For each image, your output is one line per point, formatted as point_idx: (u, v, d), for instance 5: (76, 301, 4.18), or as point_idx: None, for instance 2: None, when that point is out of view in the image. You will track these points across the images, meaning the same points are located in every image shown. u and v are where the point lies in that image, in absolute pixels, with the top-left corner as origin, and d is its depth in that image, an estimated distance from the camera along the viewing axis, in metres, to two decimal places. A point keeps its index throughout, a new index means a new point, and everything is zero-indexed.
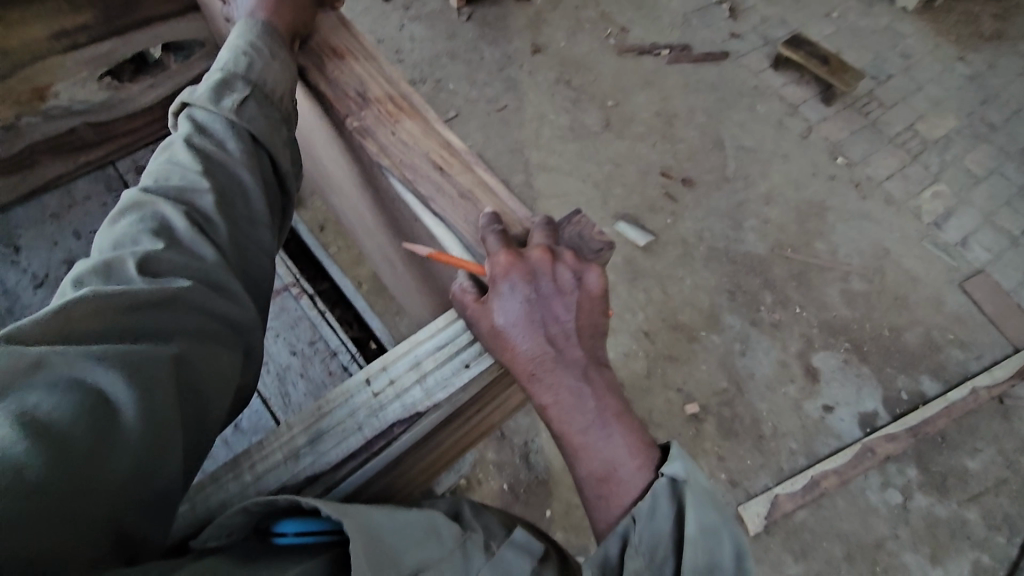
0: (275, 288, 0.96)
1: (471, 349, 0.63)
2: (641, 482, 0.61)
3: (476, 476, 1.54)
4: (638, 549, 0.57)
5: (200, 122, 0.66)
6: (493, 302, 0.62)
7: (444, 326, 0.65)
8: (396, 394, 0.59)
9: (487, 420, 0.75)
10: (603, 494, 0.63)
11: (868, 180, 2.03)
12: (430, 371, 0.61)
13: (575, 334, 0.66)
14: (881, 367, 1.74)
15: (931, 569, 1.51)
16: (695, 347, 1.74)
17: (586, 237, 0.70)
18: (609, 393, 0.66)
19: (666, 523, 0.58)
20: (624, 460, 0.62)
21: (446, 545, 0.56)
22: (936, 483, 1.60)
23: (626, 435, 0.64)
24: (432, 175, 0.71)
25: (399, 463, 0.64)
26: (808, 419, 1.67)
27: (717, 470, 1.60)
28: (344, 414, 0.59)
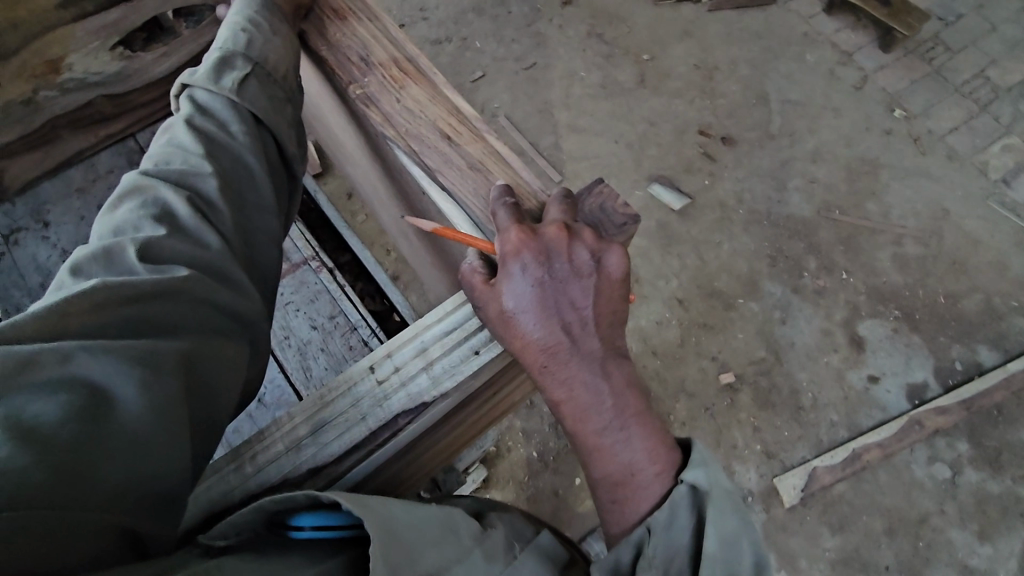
0: (294, 262, 0.95)
1: (479, 335, 0.62)
2: (660, 489, 0.58)
3: (505, 443, 1.54)
4: (653, 562, 0.53)
5: (201, 102, 0.64)
6: (503, 284, 0.59)
7: (453, 310, 0.64)
8: (401, 381, 0.59)
9: (499, 406, 0.73)
10: (620, 499, 0.59)
11: (928, 135, 1.87)
12: (438, 358, 0.60)
13: (592, 322, 0.61)
14: (934, 336, 1.64)
15: (979, 546, 1.45)
16: (731, 315, 1.68)
17: (608, 211, 0.66)
18: (631, 387, 0.62)
19: (685, 534, 0.55)
20: (644, 464, 0.59)
21: (462, 543, 0.55)
22: (989, 458, 1.52)
23: (646, 437, 0.60)
24: (440, 146, 0.67)
25: (407, 453, 0.64)
26: (851, 390, 1.60)
27: (752, 441, 1.55)
28: (347, 404, 0.59)
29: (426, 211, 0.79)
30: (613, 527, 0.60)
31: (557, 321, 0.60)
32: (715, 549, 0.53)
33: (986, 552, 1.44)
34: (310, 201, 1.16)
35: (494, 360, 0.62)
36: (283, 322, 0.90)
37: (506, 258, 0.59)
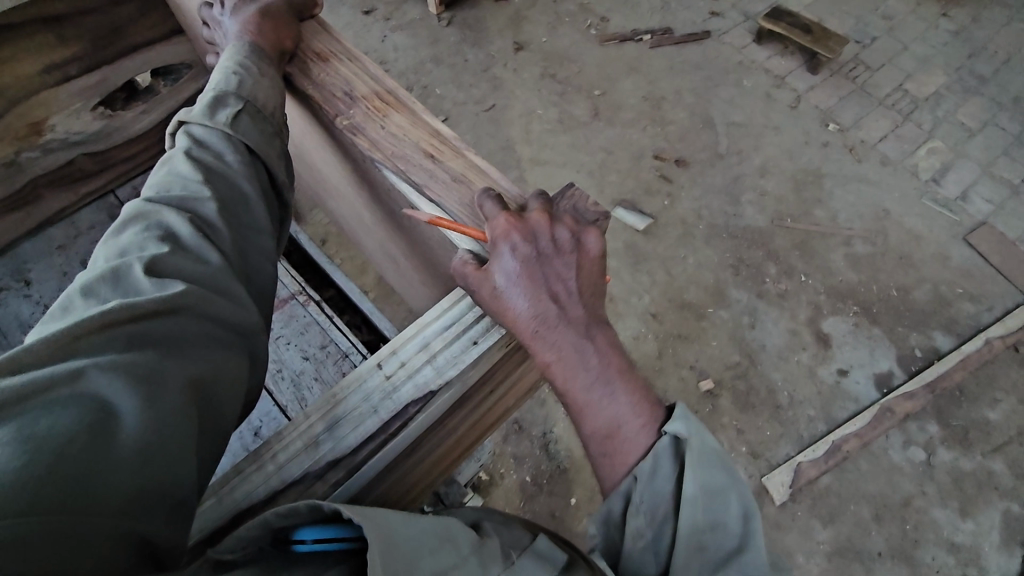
0: (282, 297, 0.98)
1: (476, 327, 0.66)
2: (646, 440, 0.62)
3: (498, 471, 1.55)
4: (639, 508, 0.59)
5: (198, 136, 0.68)
6: (493, 266, 0.64)
7: (450, 307, 0.68)
8: (408, 374, 0.63)
9: (496, 406, 0.77)
10: (607, 450, 0.64)
11: (861, 144, 2.03)
12: (439, 350, 0.64)
13: (577, 293, 0.67)
14: (892, 327, 1.74)
15: (962, 524, 1.50)
16: (704, 324, 1.75)
17: (581, 208, 0.73)
18: (613, 350, 0.68)
19: (667, 484, 0.60)
20: (629, 418, 0.64)
21: (461, 552, 0.53)
22: (959, 437, 1.59)
23: (630, 393, 0.65)
24: (424, 163, 0.74)
25: (412, 452, 0.67)
26: (823, 385, 1.67)
27: (737, 443, 1.60)
28: (358, 399, 0.62)
29: (411, 231, 0.84)
30: (606, 479, 0.64)
31: (547, 293, 0.65)
32: (693, 493, 0.58)
33: (969, 528, 1.49)
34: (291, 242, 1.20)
35: (491, 348, 0.66)
36: (275, 355, 0.92)
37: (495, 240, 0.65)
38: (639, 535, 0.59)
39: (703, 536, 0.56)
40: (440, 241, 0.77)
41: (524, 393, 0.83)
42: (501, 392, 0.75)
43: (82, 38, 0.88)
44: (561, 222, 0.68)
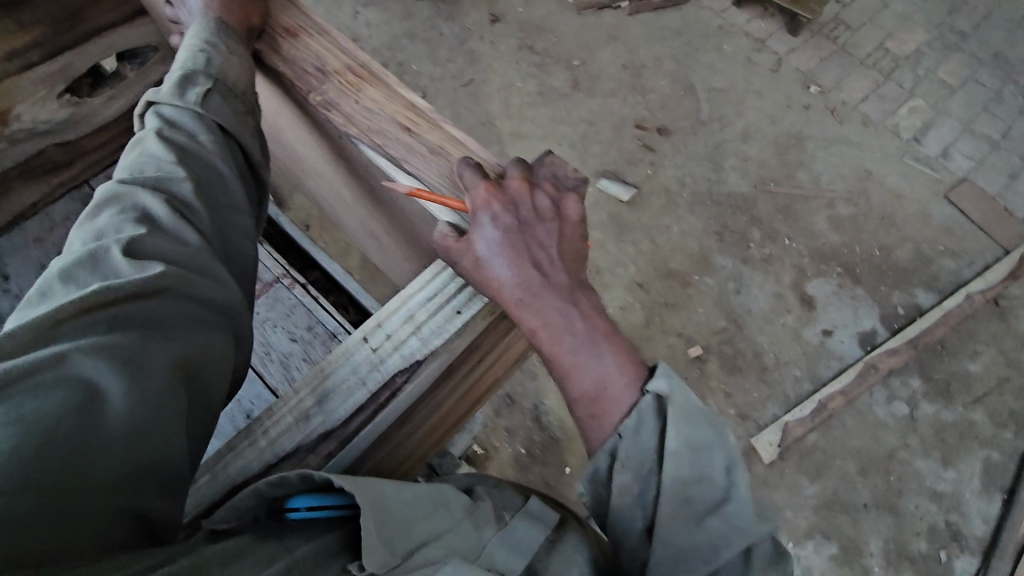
0: (266, 280, 0.98)
1: (460, 296, 0.67)
2: (631, 397, 0.63)
3: (492, 444, 1.57)
4: (625, 464, 0.61)
5: (168, 117, 0.67)
6: (474, 236, 0.65)
7: (433, 278, 0.67)
8: (394, 346, 0.63)
9: (485, 377, 0.78)
10: (594, 410, 0.64)
11: (842, 105, 2.03)
12: (424, 322, 0.65)
13: (559, 259, 0.68)
14: (875, 286, 1.76)
15: (944, 473, 1.54)
16: (690, 291, 1.77)
17: (561, 174, 0.73)
18: (597, 313, 0.68)
19: (651, 440, 0.60)
20: (614, 377, 0.64)
21: (455, 514, 0.56)
22: (940, 390, 1.63)
23: (614, 354, 0.66)
24: (401, 137, 0.73)
25: (404, 423, 0.68)
26: (809, 346, 1.69)
27: (725, 405, 1.63)
28: (346, 373, 0.62)
29: (392, 206, 0.83)
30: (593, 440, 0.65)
31: (528, 260, 0.66)
32: (676, 447, 0.58)
33: (951, 477, 1.54)
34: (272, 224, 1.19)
35: (476, 317, 0.67)
36: (262, 338, 0.92)
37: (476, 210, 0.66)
38: (626, 490, 0.60)
39: (687, 488, 0.58)
40: (420, 214, 0.76)
41: (512, 363, 0.83)
42: (489, 362, 0.76)
43: (42, 22, 0.84)
44: (539, 189, 0.69)
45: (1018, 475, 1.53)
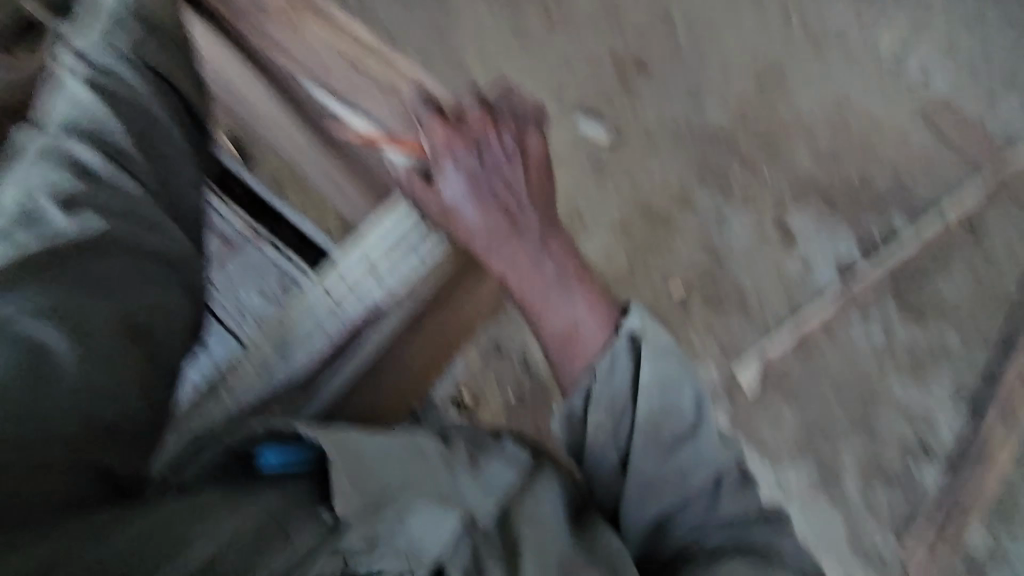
0: (237, 242, 1.00)
1: (419, 243, 0.85)
2: (603, 337, 0.79)
3: (483, 392, 1.60)
4: (600, 402, 0.77)
5: (64, 161, 0.81)
6: (443, 179, 0.83)
7: (395, 223, 0.85)
8: (355, 291, 0.83)
9: (435, 320, 0.92)
10: (574, 351, 0.81)
11: (820, 31, 1.95)
12: (387, 274, 0.84)
13: (525, 203, 0.85)
14: (854, 217, 1.77)
15: (917, 393, 1.60)
16: (672, 232, 1.77)
17: (518, 109, 0.87)
18: (571, 266, 0.85)
19: (626, 384, 0.77)
20: (587, 321, 0.81)
21: (431, 460, 0.68)
22: (916, 314, 1.67)
23: (586, 300, 0.82)
24: (395, 110, 0.88)
25: (375, 361, 0.86)
26: (789, 280, 1.71)
27: (708, 342, 1.66)
28: (313, 319, 0.83)
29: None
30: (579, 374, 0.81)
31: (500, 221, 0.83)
32: (651, 385, 0.75)
33: (923, 398, 1.60)
34: (226, 177, 1.07)
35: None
36: (236, 303, 0.95)
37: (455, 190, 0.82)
38: (606, 426, 0.77)
39: (659, 420, 0.75)
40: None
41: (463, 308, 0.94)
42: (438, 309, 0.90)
43: None
44: (501, 130, 0.86)
45: (989, 392, 1.58)
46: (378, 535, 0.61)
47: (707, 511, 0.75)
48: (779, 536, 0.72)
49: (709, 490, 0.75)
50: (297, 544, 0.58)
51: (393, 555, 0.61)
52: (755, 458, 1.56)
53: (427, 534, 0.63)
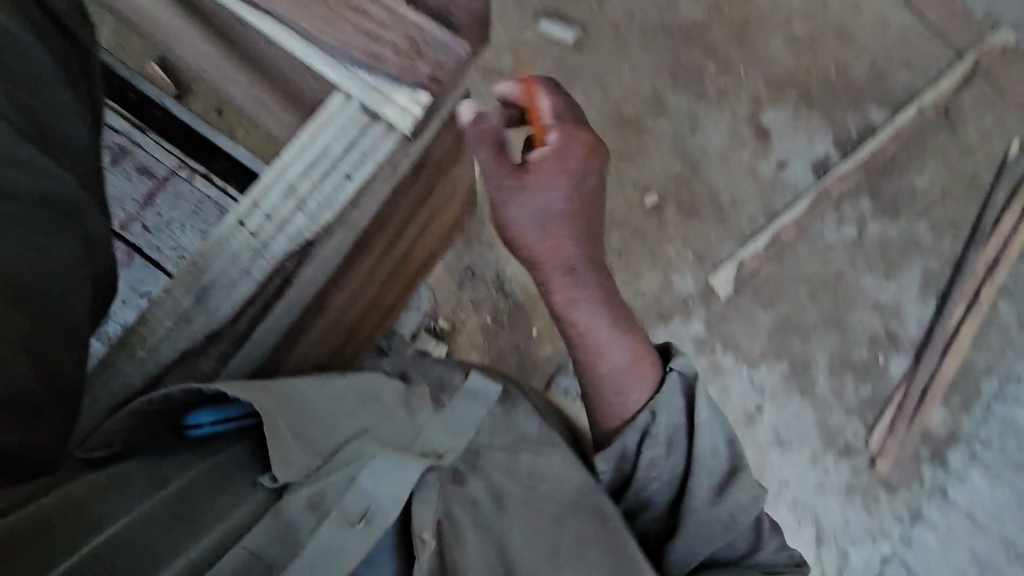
0: (162, 175, 0.92)
1: (346, 160, 0.63)
2: (654, 380, 0.85)
3: (459, 318, 1.57)
4: (657, 440, 0.81)
5: None
6: (522, 193, 0.80)
7: (310, 140, 0.62)
8: (277, 227, 0.62)
9: (394, 252, 0.81)
10: (607, 382, 0.87)
11: None
12: (308, 195, 0.62)
13: (586, 243, 0.86)
14: (830, 110, 1.70)
15: (887, 285, 1.62)
16: (645, 138, 1.67)
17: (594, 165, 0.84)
18: (617, 309, 0.89)
19: (678, 414, 0.82)
20: (632, 360, 0.86)
21: (389, 406, 0.66)
22: (887, 207, 1.66)
23: (631, 341, 0.87)
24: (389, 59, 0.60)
25: (322, 307, 0.71)
26: (764, 180, 1.67)
27: (684, 250, 1.61)
28: (226, 263, 0.62)
29: (263, 67, 0.69)
30: (598, 399, 0.89)
31: (578, 254, 0.85)
32: (707, 421, 0.80)
33: (892, 289, 1.62)
34: (152, 109, 1.02)
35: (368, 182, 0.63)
36: (172, 241, 0.89)
37: (552, 202, 0.81)
38: (657, 454, 0.80)
39: (710, 466, 0.79)
40: (304, 71, 0.64)
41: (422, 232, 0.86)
42: (395, 236, 0.77)
43: None
44: (584, 170, 0.82)
45: (953, 279, 1.61)
46: (325, 492, 0.54)
47: (747, 554, 0.78)
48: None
49: (749, 533, 0.79)
50: (229, 512, 0.54)
51: (343, 515, 0.51)
52: (729, 358, 1.56)
53: (379, 491, 0.53)
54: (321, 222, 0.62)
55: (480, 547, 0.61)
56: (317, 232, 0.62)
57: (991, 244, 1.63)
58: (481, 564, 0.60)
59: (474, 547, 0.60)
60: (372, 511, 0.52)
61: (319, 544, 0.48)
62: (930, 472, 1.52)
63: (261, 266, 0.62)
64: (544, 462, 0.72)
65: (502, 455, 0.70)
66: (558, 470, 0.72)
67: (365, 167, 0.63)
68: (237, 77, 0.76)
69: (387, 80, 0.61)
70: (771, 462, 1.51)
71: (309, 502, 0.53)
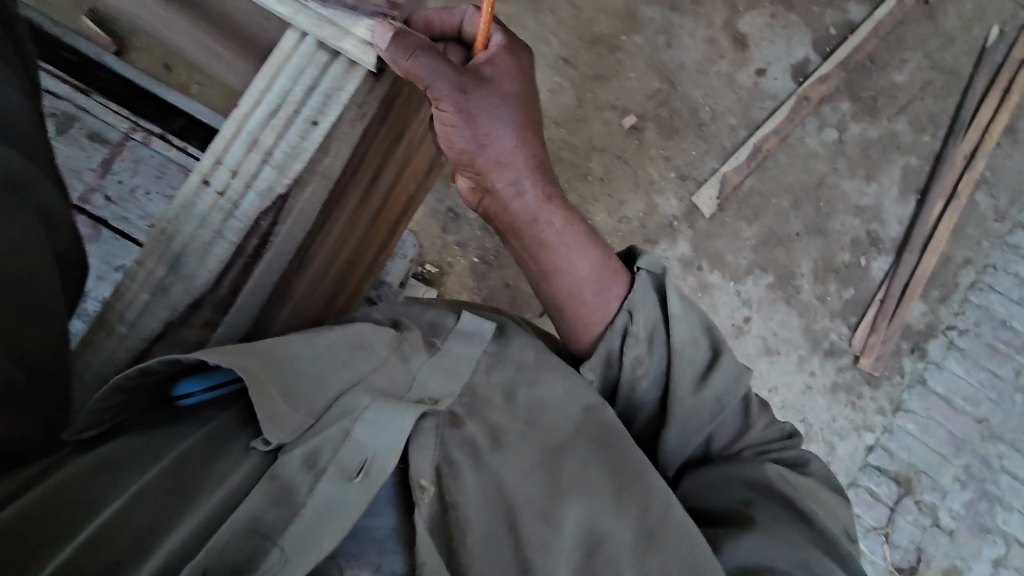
0: (115, 141, 0.86)
1: (309, 103, 0.56)
2: (621, 291, 0.76)
3: (446, 261, 1.56)
4: (637, 338, 0.74)
5: None
6: (466, 123, 0.67)
7: (266, 85, 0.56)
8: (246, 184, 0.57)
9: (374, 197, 0.74)
10: (587, 289, 0.76)
11: None
12: (273, 145, 0.56)
13: (533, 157, 0.74)
14: (808, 10, 1.64)
15: (868, 188, 1.62)
16: (619, 57, 1.59)
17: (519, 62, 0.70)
18: (573, 218, 0.78)
19: (656, 309, 0.75)
20: (595, 273, 0.76)
21: (381, 355, 0.61)
22: (868, 108, 1.63)
23: (593, 252, 0.77)
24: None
25: (304, 263, 0.65)
26: (743, 90, 1.62)
27: (666, 171, 1.59)
28: (195, 226, 0.58)
29: (205, 11, 0.63)
30: (580, 316, 0.77)
31: (542, 147, 0.75)
32: (683, 313, 0.75)
33: (873, 190, 1.62)
34: (92, 68, 0.94)
35: (339, 130, 0.56)
36: (138, 209, 0.85)
37: (518, 85, 0.70)
38: (637, 355, 0.74)
39: (687, 354, 0.74)
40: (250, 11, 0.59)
41: (399, 174, 0.80)
42: (374, 181, 0.70)
43: None
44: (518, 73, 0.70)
45: (933, 175, 1.62)
46: (321, 451, 0.53)
47: (738, 435, 0.75)
48: (806, 450, 0.74)
49: (739, 411, 0.76)
50: (223, 479, 0.53)
51: (340, 470, 0.52)
52: (717, 275, 1.57)
53: (374, 446, 0.54)
54: (291, 174, 0.56)
55: (479, 486, 0.59)
56: (289, 185, 0.57)
57: (970, 137, 1.62)
58: (479, 505, 0.58)
59: (473, 489, 0.59)
60: (368, 463, 0.53)
61: (319, 505, 0.50)
62: (910, 364, 1.59)
63: (233, 227, 0.58)
64: (542, 389, 0.66)
65: (500, 389, 0.65)
66: (559, 389, 0.66)
67: (332, 109, 0.56)
68: (173, 23, 0.69)
69: (343, 12, 0.55)
70: (761, 370, 1.56)
71: (302, 461, 0.52)
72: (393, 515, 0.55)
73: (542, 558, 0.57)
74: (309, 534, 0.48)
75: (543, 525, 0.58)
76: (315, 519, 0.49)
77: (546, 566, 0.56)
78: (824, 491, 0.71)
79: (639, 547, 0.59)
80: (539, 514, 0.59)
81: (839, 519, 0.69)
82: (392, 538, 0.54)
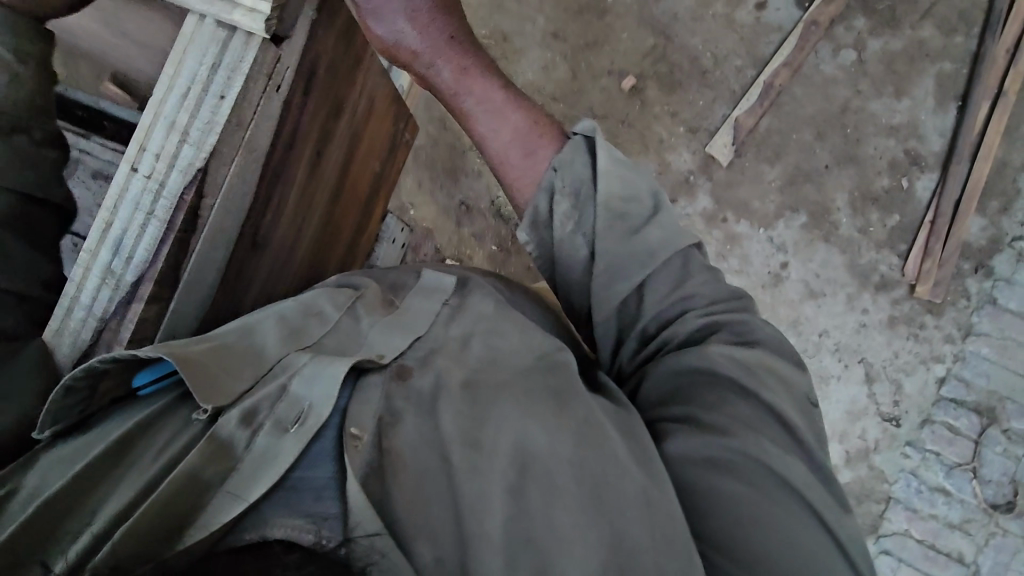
0: None
1: (215, 80, 0.56)
2: (552, 148, 0.71)
3: (465, 254, 1.56)
4: (564, 192, 0.68)
5: None
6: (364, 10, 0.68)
7: (174, 72, 0.56)
8: (168, 163, 0.56)
9: (325, 173, 0.74)
10: (515, 147, 0.72)
11: None
12: (188, 124, 0.56)
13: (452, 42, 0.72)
14: None
15: (899, 104, 1.49)
16: (608, 20, 1.53)
17: None
18: (505, 93, 0.74)
19: (583, 166, 0.68)
20: (525, 135, 0.72)
21: (329, 319, 0.63)
22: (887, 20, 1.50)
23: (524, 120, 0.73)
24: None
25: (259, 241, 0.67)
26: (745, 29, 1.52)
27: (675, 126, 1.52)
28: (131, 211, 0.56)
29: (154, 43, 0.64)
30: (510, 181, 0.72)
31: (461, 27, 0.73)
32: (611, 165, 0.68)
33: (905, 107, 1.49)
34: (98, 118, 0.75)
35: (250, 105, 0.57)
36: None
37: None
38: (564, 212, 0.68)
39: (620, 204, 0.67)
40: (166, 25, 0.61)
41: (353, 149, 0.80)
42: (320, 154, 0.71)
43: None
44: None
45: (971, 78, 1.48)
46: (258, 408, 0.53)
47: (680, 283, 0.67)
48: (752, 315, 0.66)
49: None
50: (164, 450, 0.51)
51: (277, 422, 0.52)
52: (744, 225, 1.50)
53: (311, 398, 0.54)
54: (207, 148, 0.56)
55: (419, 427, 0.56)
56: (208, 158, 0.56)
57: (1009, 30, 1.46)
58: (418, 443, 0.55)
59: (413, 435, 0.56)
60: (306, 415, 0.53)
61: (257, 456, 0.50)
62: (976, 285, 1.46)
63: (162, 206, 0.56)
64: (499, 339, 0.64)
65: (456, 338, 0.65)
66: (514, 343, 0.64)
67: (237, 81, 0.56)
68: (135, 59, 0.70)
69: None
70: (808, 316, 1.47)
71: (239, 418, 0.52)
72: (332, 464, 0.52)
73: (472, 482, 0.54)
74: (246, 479, 0.49)
75: (472, 449, 0.55)
76: (250, 467, 0.50)
77: (479, 485, 0.54)
78: (780, 365, 0.62)
79: (580, 456, 0.55)
80: (473, 442, 0.56)
81: (800, 391, 0.63)
82: (331, 485, 0.51)
